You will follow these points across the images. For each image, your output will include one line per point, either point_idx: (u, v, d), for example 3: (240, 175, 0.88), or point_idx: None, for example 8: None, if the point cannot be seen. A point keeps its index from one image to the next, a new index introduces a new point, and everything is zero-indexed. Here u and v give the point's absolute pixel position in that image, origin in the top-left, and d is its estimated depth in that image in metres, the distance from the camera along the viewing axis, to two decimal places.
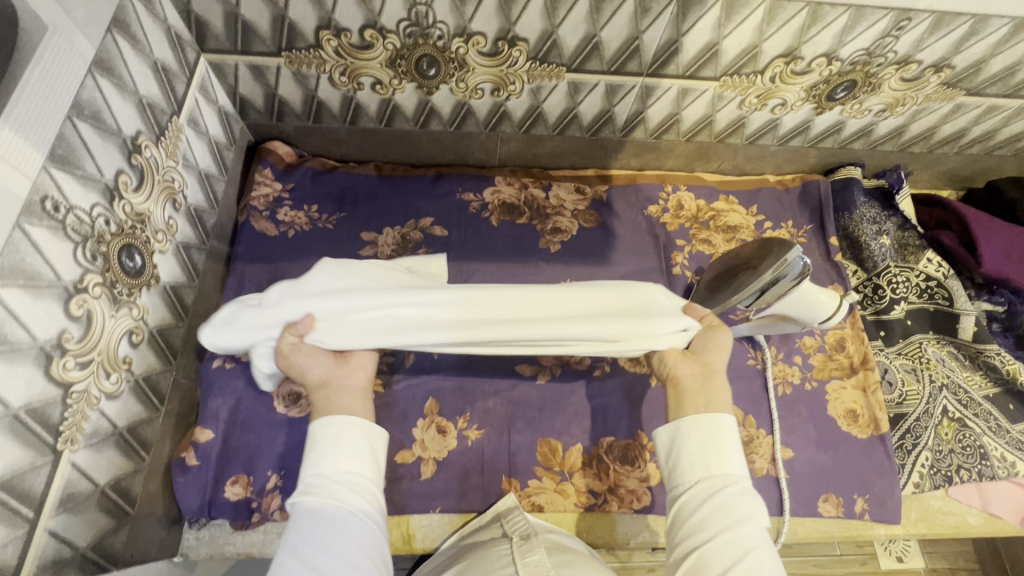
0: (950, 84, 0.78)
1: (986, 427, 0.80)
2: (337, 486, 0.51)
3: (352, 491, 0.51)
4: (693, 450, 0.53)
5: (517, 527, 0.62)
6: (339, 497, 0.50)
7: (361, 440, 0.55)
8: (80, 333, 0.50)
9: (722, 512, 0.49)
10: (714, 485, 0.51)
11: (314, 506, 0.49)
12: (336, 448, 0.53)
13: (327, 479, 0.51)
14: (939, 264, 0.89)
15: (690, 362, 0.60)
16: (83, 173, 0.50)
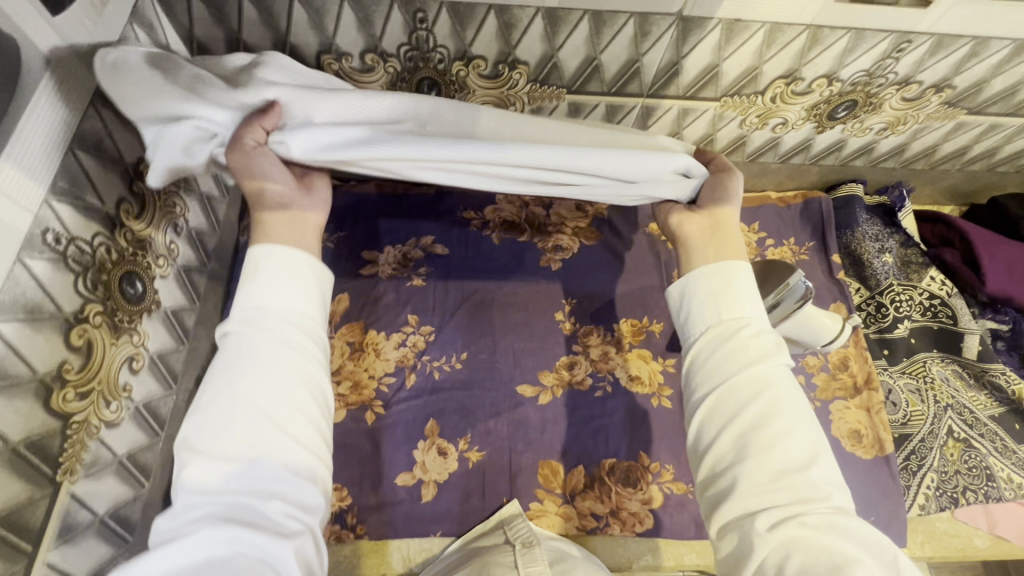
0: (951, 103, 0.78)
1: (992, 448, 0.80)
2: (271, 340, 0.48)
3: (279, 343, 0.48)
4: (709, 299, 0.53)
5: (519, 534, 0.64)
6: (260, 354, 0.47)
7: (297, 279, 0.51)
8: (80, 364, 0.49)
9: (773, 409, 0.47)
10: (727, 334, 0.51)
11: (251, 337, 0.48)
12: (269, 283, 0.49)
13: (261, 293, 0.49)
14: (943, 282, 0.89)
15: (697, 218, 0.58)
16: (85, 204, 0.50)
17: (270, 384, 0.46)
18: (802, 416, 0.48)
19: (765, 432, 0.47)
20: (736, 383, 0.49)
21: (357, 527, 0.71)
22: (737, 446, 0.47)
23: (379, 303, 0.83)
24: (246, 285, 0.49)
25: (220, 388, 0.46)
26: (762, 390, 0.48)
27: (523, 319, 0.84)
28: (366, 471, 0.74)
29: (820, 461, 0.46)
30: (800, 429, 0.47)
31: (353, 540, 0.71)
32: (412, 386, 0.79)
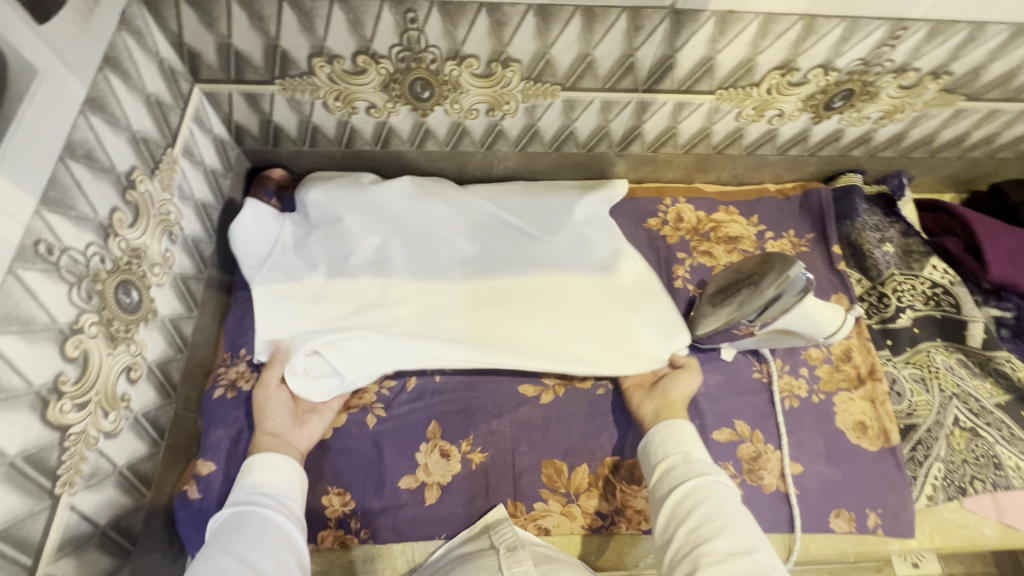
0: (949, 90, 0.77)
1: (999, 436, 0.79)
2: (267, 510, 0.57)
3: (270, 514, 0.57)
4: (667, 436, 0.63)
5: (504, 539, 0.64)
6: (257, 524, 0.55)
7: (291, 476, 0.63)
8: (76, 374, 0.49)
9: (715, 507, 0.54)
10: (678, 460, 0.60)
11: (245, 513, 0.56)
12: (268, 476, 0.61)
13: (259, 491, 0.59)
14: (945, 271, 0.88)
15: (652, 401, 0.72)
16: (77, 214, 0.50)
17: (269, 546, 0.54)
18: (744, 514, 0.54)
19: (716, 526, 0.52)
20: (688, 494, 0.56)
21: (362, 531, 0.71)
22: (694, 543, 0.52)
23: None
24: (248, 478, 0.60)
25: (216, 548, 0.52)
26: (705, 497, 0.55)
27: (531, 313, 0.78)
28: (369, 476, 0.73)
29: (763, 549, 0.51)
30: (742, 525, 0.52)
31: (357, 544, 0.71)
32: (413, 389, 0.78)
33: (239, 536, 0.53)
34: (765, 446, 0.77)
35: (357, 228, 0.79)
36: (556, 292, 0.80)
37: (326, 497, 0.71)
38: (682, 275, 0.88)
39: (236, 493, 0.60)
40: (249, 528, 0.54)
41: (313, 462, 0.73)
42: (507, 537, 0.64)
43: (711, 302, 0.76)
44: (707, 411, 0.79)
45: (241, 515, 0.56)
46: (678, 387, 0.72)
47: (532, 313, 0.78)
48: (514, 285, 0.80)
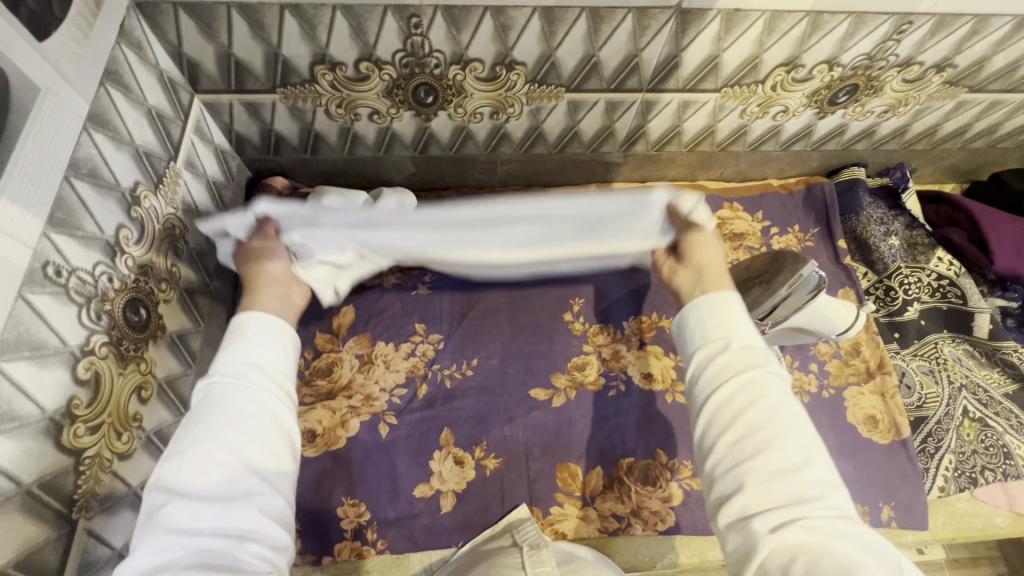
0: (952, 83, 0.77)
1: (1008, 425, 0.80)
2: (249, 384, 0.45)
3: (262, 393, 0.45)
4: (708, 318, 0.50)
5: (527, 537, 0.63)
6: (245, 408, 0.44)
7: (282, 343, 0.50)
8: (89, 398, 0.48)
9: (763, 412, 0.44)
10: (716, 351, 0.48)
11: (235, 390, 0.44)
12: (259, 343, 0.48)
13: (237, 353, 0.47)
14: (950, 262, 0.89)
15: (686, 270, 0.56)
16: (83, 234, 0.49)
17: (256, 432, 0.44)
18: (801, 420, 0.44)
19: (757, 442, 0.43)
20: (735, 390, 0.45)
21: (378, 542, 0.70)
22: (737, 458, 0.43)
23: (387, 314, 0.82)
24: (230, 343, 0.48)
25: (207, 434, 0.42)
26: (757, 394, 0.44)
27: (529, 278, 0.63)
28: (383, 486, 0.72)
29: (816, 464, 0.42)
30: (794, 433, 0.43)
31: (374, 555, 0.70)
32: (424, 397, 0.77)
33: (232, 424, 0.43)
34: None
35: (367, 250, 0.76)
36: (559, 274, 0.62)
37: (341, 508, 0.71)
38: None
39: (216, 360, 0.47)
40: (240, 417, 0.43)
41: (326, 473, 0.72)
42: (530, 534, 0.63)
43: None
44: None
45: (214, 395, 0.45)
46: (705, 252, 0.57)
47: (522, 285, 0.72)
48: (507, 260, 0.64)
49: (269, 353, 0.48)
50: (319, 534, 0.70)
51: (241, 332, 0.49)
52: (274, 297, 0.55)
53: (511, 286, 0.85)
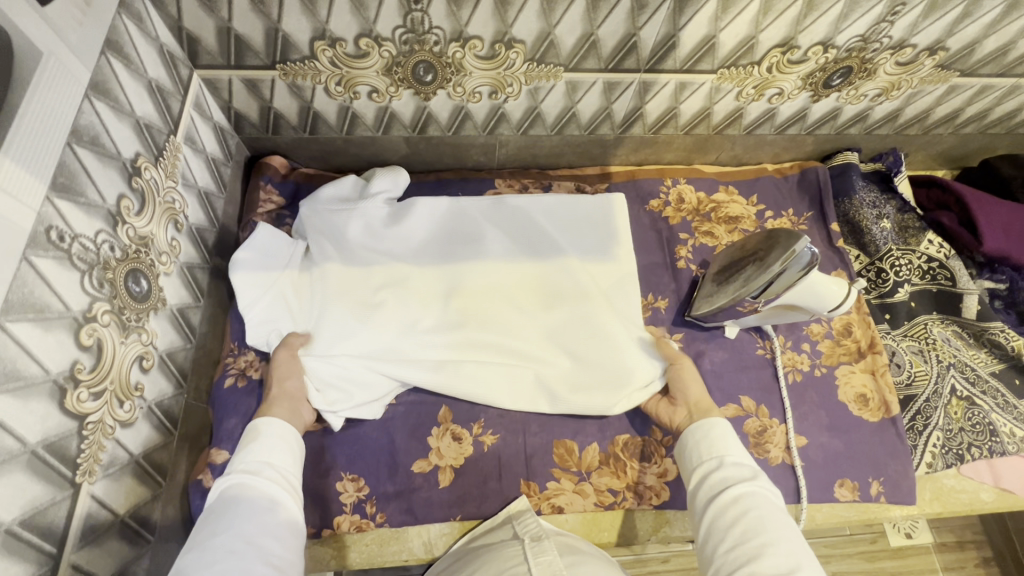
0: (945, 66, 0.78)
1: (994, 404, 0.81)
2: (263, 482, 0.55)
3: (277, 492, 0.54)
4: (699, 441, 0.63)
5: (528, 528, 0.64)
6: (260, 503, 0.53)
7: (290, 446, 0.61)
8: (91, 363, 0.49)
9: (753, 525, 0.53)
10: (710, 471, 0.61)
11: (254, 485, 0.54)
12: (272, 447, 0.59)
13: (253, 457, 0.57)
14: (941, 244, 0.89)
15: (680, 408, 0.70)
16: (86, 201, 0.49)
17: (268, 523, 0.51)
18: (790, 529, 0.54)
19: (750, 548, 0.52)
20: (723, 514, 0.56)
21: (377, 515, 0.71)
22: (736, 561, 0.52)
23: None
24: (248, 448, 0.58)
25: (227, 524, 0.50)
26: (746, 508, 0.55)
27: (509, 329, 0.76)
28: (383, 461, 0.73)
29: (807, 565, 0.50)
30: (782, 541, 0.52)
31: (373, 529, 0.71)
32: None
33: (253, 516, 0.51)
34: (770, 420, 0.79)
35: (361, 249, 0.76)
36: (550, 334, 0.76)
37: (340, 483, 0.72)
38: (685, 255, 0.89)
39: (233, 465, 0.56)
40: (259, 507, 0.52)
41: (325, 449, 0.73)
42: (532, 527, 0.64)
43: (717, 280, 0.77)
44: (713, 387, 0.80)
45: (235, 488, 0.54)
46: (690, 383, 0.72)
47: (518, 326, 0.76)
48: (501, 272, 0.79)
49: (278, 468, 0.57)
50: (318, 508, 0.71)
51: (254, 438, 0.60)
52: (286, 402, 0.65)
53: None
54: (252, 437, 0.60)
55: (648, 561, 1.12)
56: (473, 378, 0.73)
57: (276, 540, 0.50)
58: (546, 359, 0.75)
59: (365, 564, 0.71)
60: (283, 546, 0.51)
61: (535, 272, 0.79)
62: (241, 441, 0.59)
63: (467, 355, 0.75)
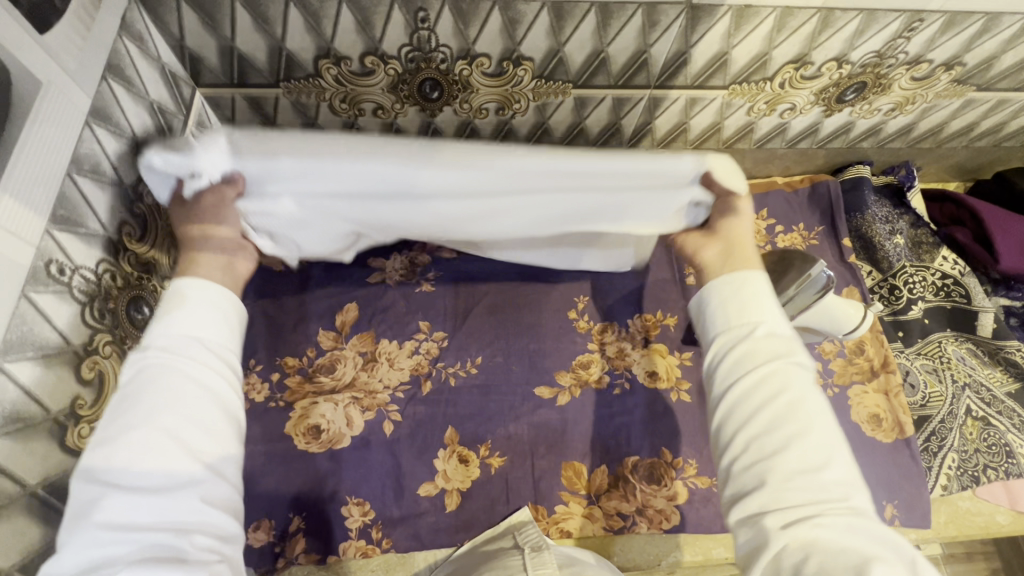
0: (961, 81, 0.77)
1: (1010, 424, 0.80)
2: (182, 359, 0.43)
3: (199, 365, 0.43)
4: (732, 302, 0.50)
5: (529, 538, 0.63)
6: (177, 376, 0.42)
7: (225, 316, 0.47)
8: (93, 398, 0.48)
9: (785, 410, 0.44)
10: (738, 337, 0.48)
11: (171, 355, 0.43)
12: (198, 312, 0.46)
13: (165, 325, 0.44)
14: (955, 261, 0.88)
15: (715, 241, 0.55)
16: (86, 231, 0.48)
17: (187, 409, 0.41)
18: (827, 417, 0.45)
19: (783, 438, 0.43)
20: (752, 386, 0.46)
21: (383, 541, 0.70)
22: (756, 453, 0.44)
23: (390, 312, 0.81)
24: (162, 316, 0.45)
25: (139, 415, 0.40)
26: (780, 391, 0.45)
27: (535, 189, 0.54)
28: (388, 483, 0.72)
29: (838, 460, 0.43)
30: (817, 429, 0.44)
31: (379, 554, 0.70)
32: (429, 393, 0.77)
33: (167, 400, 0.41)
34: None
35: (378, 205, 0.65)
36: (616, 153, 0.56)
37: (345, 508, 0.71)
38: None
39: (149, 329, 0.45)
40: (177, 386, 0.42)
41: (330, 473, 0.72)
42: (532, 536, 0.63)
43: None
44: None
45: (145, 369, 0.42)
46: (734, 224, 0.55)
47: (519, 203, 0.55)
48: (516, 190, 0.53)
49: (206, 293, 0.47)
50: (323, 533, 0.69)
51: (178, 300, 0.46)
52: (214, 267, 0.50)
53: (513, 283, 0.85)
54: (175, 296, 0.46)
55: None
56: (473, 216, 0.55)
57: (207, 436, 0.41)
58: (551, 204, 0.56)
59: None
60: (215, 440, 0.42)
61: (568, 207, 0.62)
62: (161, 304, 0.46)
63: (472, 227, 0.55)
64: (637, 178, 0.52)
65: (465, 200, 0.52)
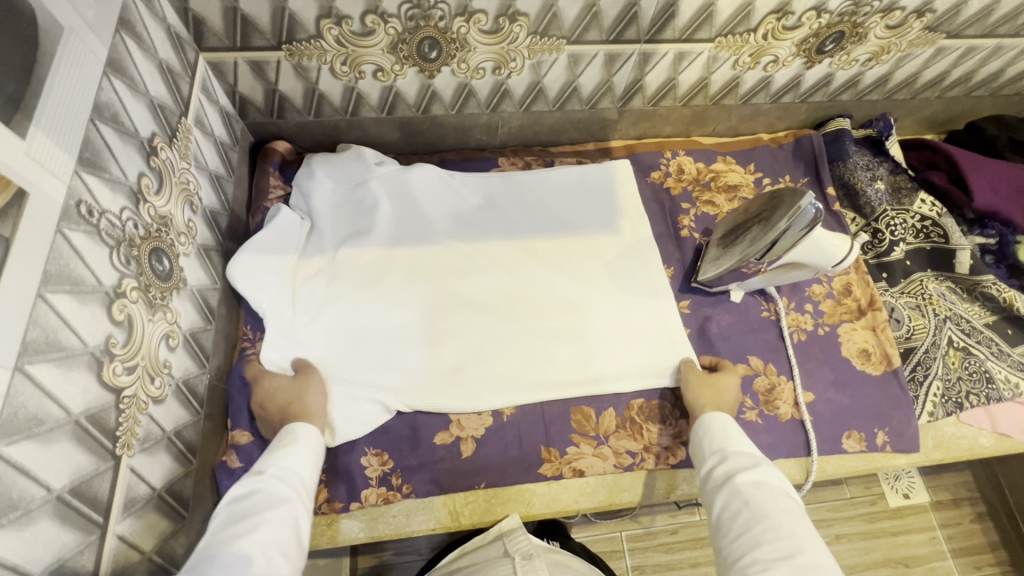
0: (932, 28, 0.81)
1: (989, 352, 0.85)
2: (291, 496, 0.55)
3: (295, 504, 0.54)
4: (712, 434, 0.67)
5: (518, 547, 0.73)
6: (281, 509, 0.53)
7: (314, 468, 0.61)
8: (124, 338, 0.49)
9: (756, 511, 0.55)
10: (720, 460, 0.63)
11: (278, 490, 0.55)
12: (302, 458, 0.60)
13: (277, 464, 0.58)
14: (933, 204, 0.93)
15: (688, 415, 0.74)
16: (110, 177, 0.49)
17: (282, 534, 0.50)
18: (800, 518, 0.55)
19: (754, 534, 0.53)
20: (727, 498, 0.59)
21: (403, 487, 0.73)
22: (738, 551, 0.54)
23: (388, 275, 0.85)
24: (273, 452, 0.59)
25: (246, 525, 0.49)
26: (747, 498, 0.57)
27: (478, 296, 0.82)
28: (405, 435, 0.74)
29: (810, 548, 0.51)
30: (784, 524, 0.53)
31: (400, 500, 0.73)
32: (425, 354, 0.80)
33: (267, 520, 0.51)
34: (779, 377, 0.82)
35: (366, 220, 0.83)
36: (539, 222, 0.89)
37: (364, 458, 0.73)
38: (688, 224, 0.92)
39: (258, 462, 0.58)
40: (279, 509, 0.52)
41: None
42: (521, 544, 0.73)
43: (722, 245, 0.80)
44: (721, 349, 0.83)
45: (256, 490, 0.54)
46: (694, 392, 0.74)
47: (499, 275, 0.84)
48: (489, 261, 0.85)
49: (306, 446, 0.62)
50: (345, 483, 0.72)
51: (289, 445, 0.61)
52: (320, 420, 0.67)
53: (525, 241, 0.88)
54: (283, 441, 0.61)
55: (657, 532, 1.15)
56: (469, 311, 0.81)
57: (286, 556, 0.49)
58: (514, 268, 0.85)
59: (394, 536, 0.72)
60: (290, 566, 0.49)
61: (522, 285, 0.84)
62: (274, 445, 0.61)
63: (450, 285, 0.82)
64: (564, 299, 0.83)
65: (426, 253, 0.83)
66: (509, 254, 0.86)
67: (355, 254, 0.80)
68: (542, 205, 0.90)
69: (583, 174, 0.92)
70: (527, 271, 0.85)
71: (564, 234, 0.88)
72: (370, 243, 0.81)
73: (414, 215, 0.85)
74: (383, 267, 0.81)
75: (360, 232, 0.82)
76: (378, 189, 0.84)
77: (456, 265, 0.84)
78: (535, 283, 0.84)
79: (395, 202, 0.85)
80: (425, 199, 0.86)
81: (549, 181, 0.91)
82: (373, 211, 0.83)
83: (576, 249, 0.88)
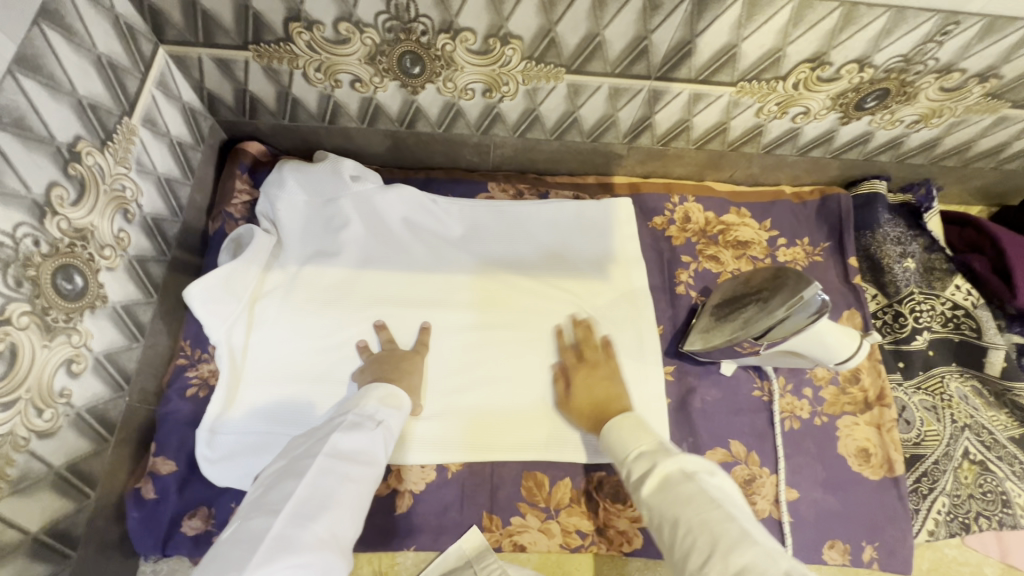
0: (994, 95, 0.70)
1: (1010, 472, 0.75)
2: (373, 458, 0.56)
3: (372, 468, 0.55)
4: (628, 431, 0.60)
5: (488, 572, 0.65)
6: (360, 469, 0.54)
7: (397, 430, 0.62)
8: (1, 371, 0.44)
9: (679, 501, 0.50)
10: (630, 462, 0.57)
11: (361, 445, 0.55)
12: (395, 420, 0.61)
13: (386, 420, 0.60)
14: (968, 292, 0.82)
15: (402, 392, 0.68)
16: (1, 191, 0.44)
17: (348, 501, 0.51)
18: (709, 503, 0.49)
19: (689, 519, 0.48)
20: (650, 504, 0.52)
21: None
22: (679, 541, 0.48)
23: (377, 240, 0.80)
24: (381, 405, 0.61)
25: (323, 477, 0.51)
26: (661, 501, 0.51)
27: (532, 324, 0.77)
28: None
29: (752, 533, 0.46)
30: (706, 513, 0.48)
31: None
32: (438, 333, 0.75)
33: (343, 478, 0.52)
34: (761, 469, 0.73)
35: (334, 240, 0.76)
36: (519, 258, 0.81)
37: None
38: (685, 280, 0.83)
39: (367, 402, 0.60)
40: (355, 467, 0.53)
41: None
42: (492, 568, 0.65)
43: (714, 315, 0.71)
44: (700, 429, 0.75)
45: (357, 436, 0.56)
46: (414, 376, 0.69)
47: (541, 305, 0.79)
48: (461, 293, 0.78)
49: (405, 412, 0.63)
50: None
51: (394, 400, 0.62)
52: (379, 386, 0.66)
53: (501, 278, 0.80)
54: (391, 397, 0.62)
55: None
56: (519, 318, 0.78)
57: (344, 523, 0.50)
58: (488, 309, 0.78)
59: None
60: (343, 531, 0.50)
61: (488, 329, 0.76)
62: (384, 393, 0.62)
63: (491, 307, 0.78)
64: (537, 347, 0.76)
65: (393, 275, 0.77)
66: (512, 292, 0.79)
67: (318, 274, 0.75)
68: (524, 238, 0.82)
69: (579, 213, 0.83)
70: (505, 312, 0.78)
71: (541, 271, 0.81)
72: (335, 265, 0.76)
73: (387, 237, 0.79)
74: (352, 287, 0.76)
75: (323, 251, 0.76)
76: (348, 207, 0.77)
77: (514, 286, 0.80)
78: (517, 323, 0.77)
79: (368, 222, 0.78)
80: (403, 218, 0.79)
81: (540, 212, 0.82)
82: (341, 228, 0.77)
83: (560, 295, 0.80)
